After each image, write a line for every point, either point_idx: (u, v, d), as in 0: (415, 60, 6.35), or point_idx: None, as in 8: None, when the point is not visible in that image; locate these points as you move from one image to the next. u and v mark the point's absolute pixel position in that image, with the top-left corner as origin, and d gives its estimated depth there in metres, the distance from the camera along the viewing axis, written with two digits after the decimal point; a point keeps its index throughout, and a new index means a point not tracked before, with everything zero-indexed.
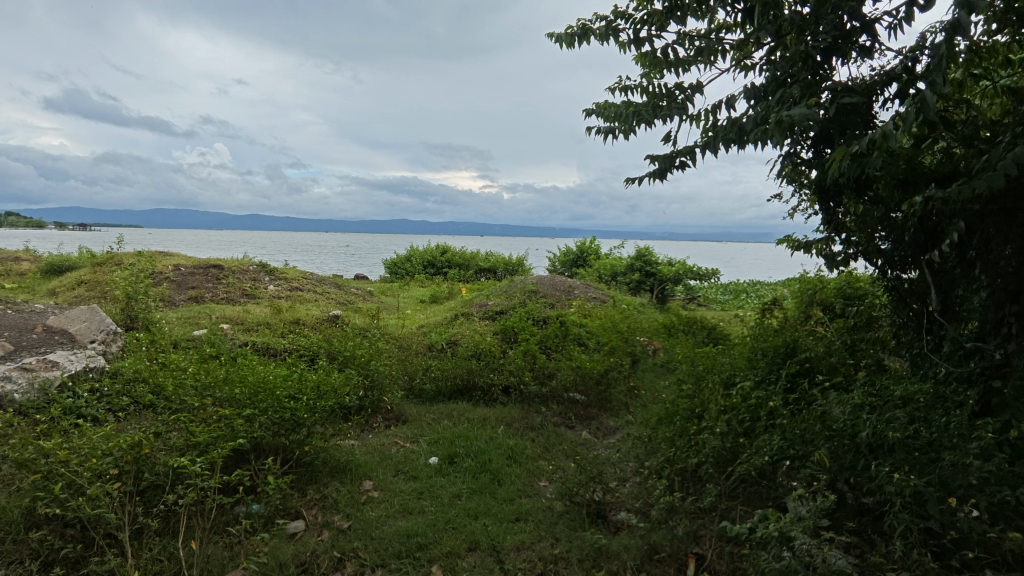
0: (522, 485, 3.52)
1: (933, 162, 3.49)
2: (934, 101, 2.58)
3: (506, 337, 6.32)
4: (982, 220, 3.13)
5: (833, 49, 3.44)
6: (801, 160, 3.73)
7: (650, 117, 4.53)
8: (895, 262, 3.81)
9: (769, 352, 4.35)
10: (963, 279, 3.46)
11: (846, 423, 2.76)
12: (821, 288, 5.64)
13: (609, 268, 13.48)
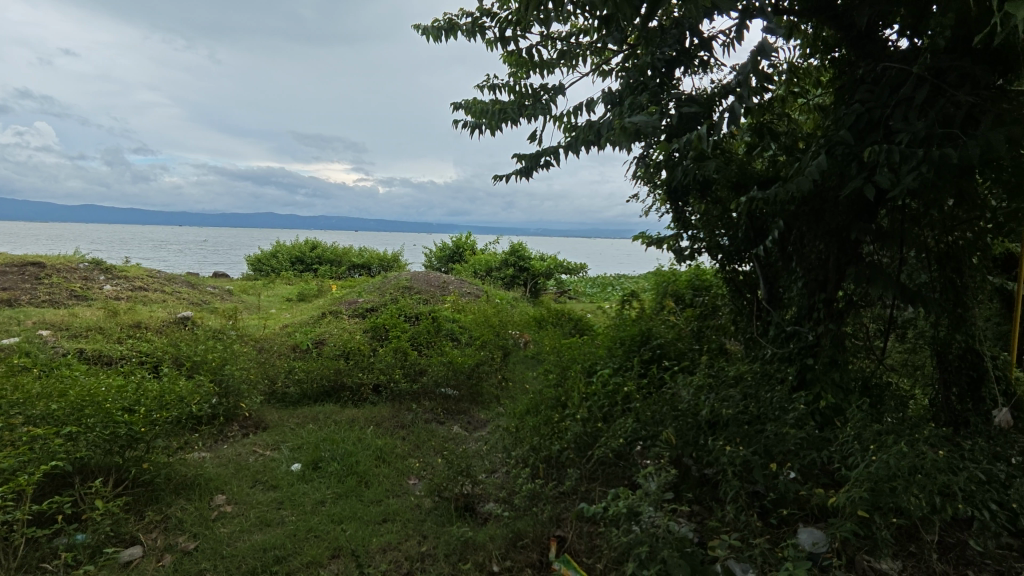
0: (390, 485, 3.45)
1: (762, 168, 3.94)
2: (744, 111, 3.28)
3: (377, 335, 6.16)
4: (796, 219, 3.59)
5: (677, 61, 3.76)
6: (653, 162, 4.05)
7: (516, 116, 4.65)
8: (732, 255, 4.25)
9: (627, 340, 4.65)
10: (784, 271, 3.94)
11: (689, 403, 3.05)
12: (672, 281, 6.13)
13: (484, 263, 13.67)
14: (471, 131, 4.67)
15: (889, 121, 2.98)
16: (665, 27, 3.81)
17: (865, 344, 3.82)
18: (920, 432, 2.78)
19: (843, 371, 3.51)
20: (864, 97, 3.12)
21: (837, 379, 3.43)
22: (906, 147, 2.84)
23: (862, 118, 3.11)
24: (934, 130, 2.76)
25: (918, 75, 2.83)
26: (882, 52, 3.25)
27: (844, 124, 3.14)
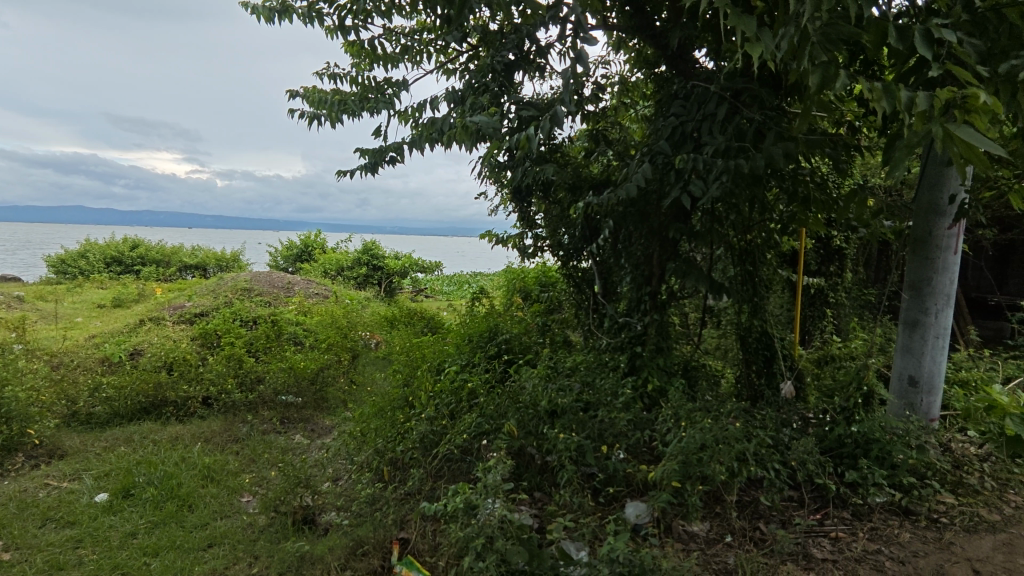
0: (218, 506, 3.15)
1: (597, 172, 4.22)
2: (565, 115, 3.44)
3: (207, 343, 5.62)
4: (625, 219, 3.91)
5: (515, 65, 3.89)
6: (498, 162, 4.15)
7: (358, 109, 4.49)
8: (571, 252, 4.51)
9: (474, 337, 4.73)
10: (616, 267, 4.25)
11: (531, 395, 3.19)
12: (520, 278, 6.36)
13: (335, 263, 13.07)
14: (309, 122, 4.43)
15: (695, 134, 3.33)
16: (505, 31, 3.93)
17: (684, 331, 4.26)
18: (724, 407, 3.17)
19: (666, 356, 3.89)
20: (678, 111, 3.47)
21: (661, 364, 3.79)
22: (711, 157, 3.21)
23: (676, 130, 3.45)
24: (732, 143, 3.13)
25: (718, 94, 3.19)
26: (692, 72, 3.64)
27: (662, 134, 3.48)
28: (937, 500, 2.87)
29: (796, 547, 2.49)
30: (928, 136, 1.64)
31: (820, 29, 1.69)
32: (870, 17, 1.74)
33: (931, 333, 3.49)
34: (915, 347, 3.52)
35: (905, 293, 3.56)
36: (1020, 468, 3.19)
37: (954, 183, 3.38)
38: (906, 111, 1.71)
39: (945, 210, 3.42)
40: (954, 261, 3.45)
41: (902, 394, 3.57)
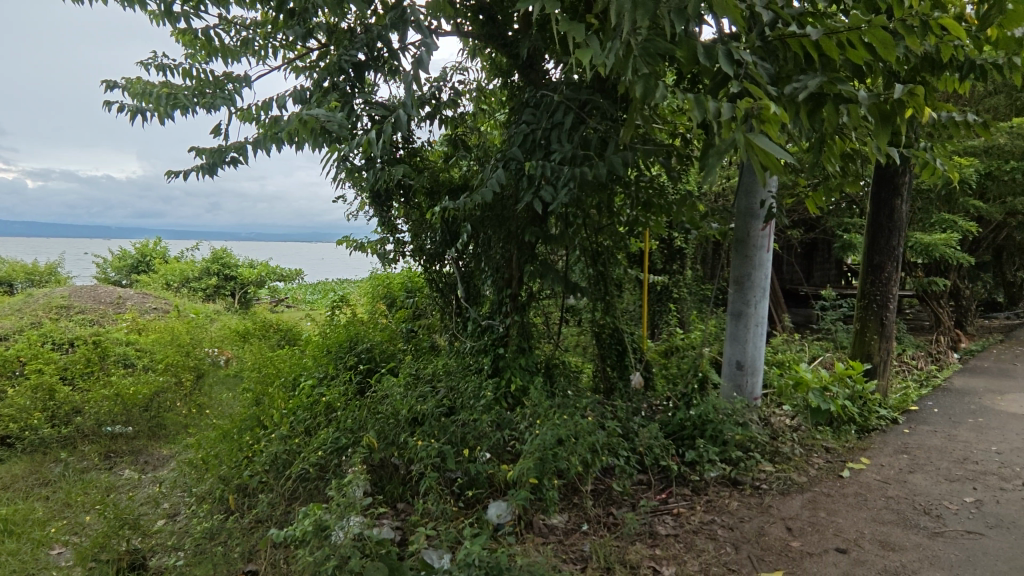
0: (19, 563, 2.68)
1: (456, 176, 4.23)
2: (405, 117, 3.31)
3: (6, 372, 4.78)
4: (483, 224, 3.95)
5: (364, 65, 3.74)
6: (353, 165, 3.97)
7: (191, 104, 4.08)
8: (433, 257, 4.46)
9: (333, 348, 4.52)
10: (477, 271, 4.28)
11: (392, 405, 3.11)
12: (385, 284, 6.20)
13: (178, 273, 11.82)
14: (131, 117, 3.94)
15: (545, 141, 3.46)
16: (356, 31, 3.79)
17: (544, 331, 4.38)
18: (580, 401, 3.34)
19: (528, 356, 3.99)
20: (529, 119, 3.56)
21: (523, 364, 3.88)
22: (559, 164, 3.33)
23: (527, 137, 3.54)
24: (577, 151, 3.27)
25: (564, 104, 3.33)
26: (542, 81, 3.77)
27: (515, 141, 3.56)
28: (758, 469, 3.25)
29: (644, 527, 2.68)
30: (732, 144, 1.83)
31: (640, 43, 1.82)
32: (682, 35, 1.91)
33: (752, 322, 3.96)
34: (741, 335, 3.97)
35: (731, 287, 4.00)
36: (821, 434, 3.73)
37: (764, 190, 3.87)
38: (714, 121, 1.88)
39: (757, 213, 3.91)
40: (767, 258, 3.94)
41: (732, 378, 4.00)
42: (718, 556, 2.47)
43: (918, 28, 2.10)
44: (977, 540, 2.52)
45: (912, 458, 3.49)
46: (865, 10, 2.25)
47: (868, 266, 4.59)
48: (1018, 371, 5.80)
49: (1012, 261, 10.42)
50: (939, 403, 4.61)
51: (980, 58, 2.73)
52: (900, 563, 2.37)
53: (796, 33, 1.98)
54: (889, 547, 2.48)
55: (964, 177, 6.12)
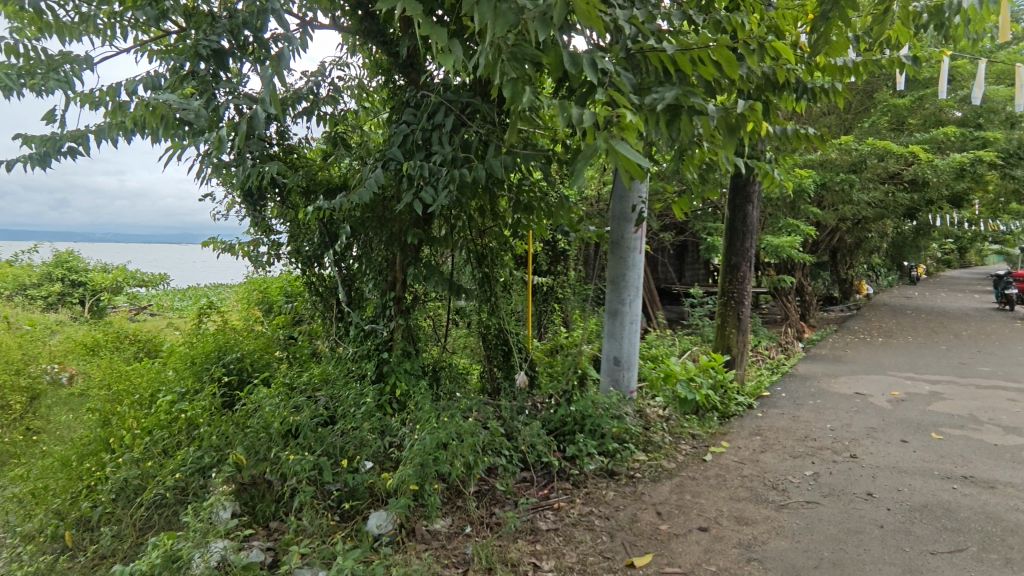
0: None
1: (336, 175, 4.04)
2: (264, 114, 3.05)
3: None
4: (363, 226, 3.81)
5: (222, 54, 3.42)
6: (220, 161, 3.65)
7: (17, 86, 3.55)
8: (311, 260, 4.21)
9: (198, 359, 4.14)
10: (359, 274, 4.11)
11: (262, 419, 2.89)
12: (261, 289, 5.80)
13: (11, 280, 10.25)
14: None
15: (425, 142, 3.42)
16: (218, 16, 3.47)
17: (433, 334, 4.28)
18: (464, 404, 3.34)
19: (413, 359, 3.91)
20: (409, 119, 3.46)
21: (407, 368, 3.78)
22: (438, 165, 3.29)
23: (407, 137, 3.43)
24: (457, 153, 3.26)
25: (444, 105, 3.30)
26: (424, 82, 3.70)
27: (394, 141, 3.45)
28: (633, 459, 3.44)
29: (525, 524, 2.73)
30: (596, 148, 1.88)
31: (507, 47, 1.85)
32: (549, 41, 1.96)
33: (628, 319, 4.18)
34: (617, 332, 4.17)
35: (607, 287, 4.20)
36: (688, 422, 4.04)
37: (635, 195, 4.11)
38: (577, 126, 1.95)
39: (630, 217, 4.14)
40: (639, 259, 4.18)
41: (610, 373, 4.20)
42: (595, 546, 2.57)
43: (757, 51, 2.32)
44: (814, 509, 2.84)
45: (764, 439, 3.88)
46: (713, 32, 2.47)
47: (726, 267, 5.02)
48: (848, 356, 6.65)
49: (845, 260, 11.95)
50: (786, 388, 5.17)
51: (810, 82, 3.09)
52: (751, 535, 2.61)
53: (653, 47, 2.11)
54: (742, 522, 2.73)
55: (803, 187, 6.92)
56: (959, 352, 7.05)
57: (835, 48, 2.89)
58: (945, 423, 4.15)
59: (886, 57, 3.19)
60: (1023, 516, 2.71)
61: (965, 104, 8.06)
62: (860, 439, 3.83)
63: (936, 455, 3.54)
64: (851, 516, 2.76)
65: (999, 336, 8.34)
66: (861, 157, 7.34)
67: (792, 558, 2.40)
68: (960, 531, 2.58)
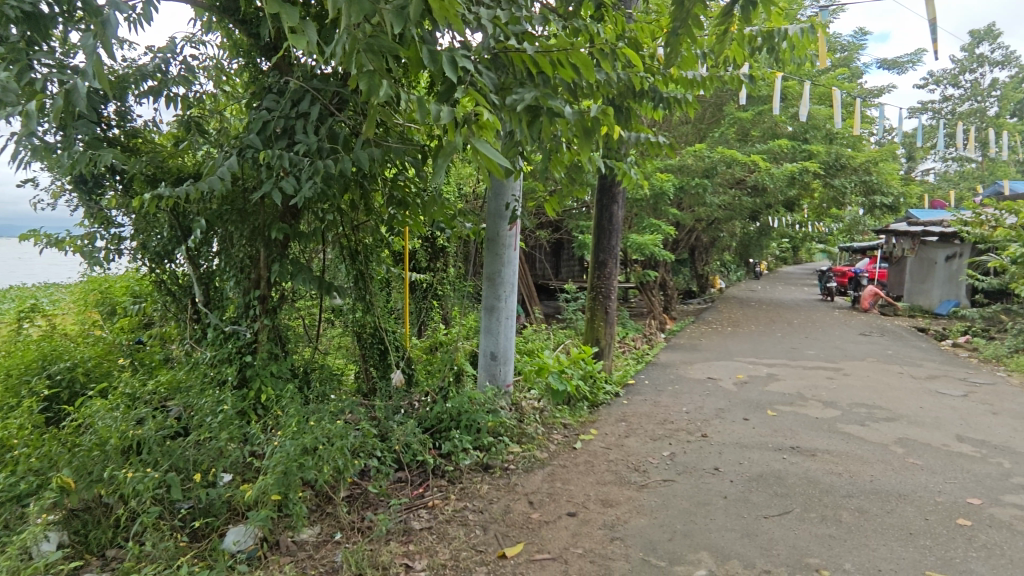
0: None
1: (190, 163, 3.65)
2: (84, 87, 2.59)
3: None
4: (220, 219, 3.48)
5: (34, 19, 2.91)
6: (43, 143, 3.16)
7: None
8: (161, 255, 3.72)
9: (16, 369, 3.58)
10: (219, 271, 3.73)
11: (95, 435, 2.55)
12: (100, 289, 5.14)
13: None
14: None
15: (287, 130, 3.20)
16: None
17: (306, 335, 3.99)
18: (336, 406, 3.20)
19: (281, 361, 3.64)
20: (270, 105, 3.20)
21: (275, 371, 3.51)
22: (302, 156, 3.10)
23: (267, 125, 3.18)
24: (323, 144, 3.10)
25: (310, 93, 3.11)
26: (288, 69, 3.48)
27: (252, 127, 3.19)
28: (507, 452, 3.52)
29: (397, 525, 2.68)
30: (459, 146, 1.88)
31: (362, 38, 1.79)
32: (407, 35, 1.93)
33: (503, 315, 4.25)
34: (494, 328, 4.23)
35: (483, 284, 4.24)
36: (560, 413, 4.22)
37: (509, 193, 4.19)
38: (437, 122, 1.94)
39: (504, 214, 4.21)
40: (514, 256, 4.27)
41: (487, 368, 4.24)
42: (467, 540, 2.59)
43: (611, 58, 2.46)
44: (669, 485, 3.09)
45: (628, 425, 4.16)
46: (573, 38, 2.56)
47: (595, 264, 5.29)
48: (702, 345, 7.32)
49: (701, 257, 13.12)
50: (649, 376, 5.57)
51: (666, 92, 3.33)
52: (614, 515, 2.78)
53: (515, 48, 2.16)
54: (607, 504, 2.89)
55: (663, 190, 7.46)
56: (791, 338, 8.04)
57: (686, 63, 3.13)
58: (778, 401, 4.71)
59: (728, 73, 3.52)
60: (836, 478, 3.14)
61: (795, 119, 9.12)
62: (710, 419, 4.23)
63: (770, 429, 4.00)
64: (701, 489, 3.04)
65: (822, 324, 9.63)
66: (712, 164, 8.04)
67: (649, 533, 2.58)
68: (787, 496, 2.93)
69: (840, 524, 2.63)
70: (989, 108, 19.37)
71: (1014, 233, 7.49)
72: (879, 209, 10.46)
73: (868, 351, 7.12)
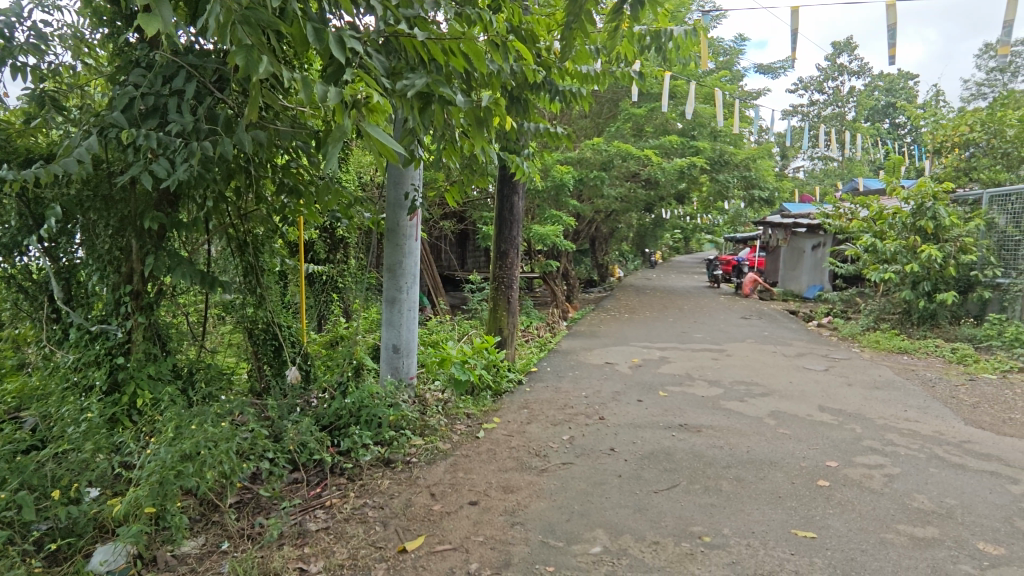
0: None
1: (43, 143, 3.23)
2: None
3: None
4: (80, 206, 3.08)
5: None
6: None
7: None
8: (10, 247, 3.20)
9: None
10: (82, 264, 3.31)
11: None
12: None
13: None
14: None
15: (159, 109, 2.91)
16: None
17: (190, 333, 3.66)
18: (223, 408, 2.99)
19: (160, 362, 3.30)
20: (137, 80, 2.88)
21: (153, 373, 3.19)
22: (176, 138, 2.83)
23: (135, 103, 2.86)
24: (200, 124, 2.84)
25: (184, 69, 2.81)
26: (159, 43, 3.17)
27: (117, 103, 2.85)
28: (409, 445, 3.48)
29: (291, 529, 2.57)
30: (349, 130, 1.81)
31: (237, 10, 1.67)
32: (289, 10, 1.82)
33: (405, 307, 4.16)
34: (395, 320, 4.13)
35: (384, 275, 4.13)
36: (464, 403, 4.24)
37: (409, 181, 4.10)
38: (320, 105, 1.84)
39: (404, 203, 4.11)
40: (415, 246, 4.19)
41: (389, 361, 4.14)
42: (367, 538, 2.53)
43: (501, 49, 2.47)
44: (568, 468, 3.20)
45: (530, 411, 4.25)
46: (465, 24, 2.54)
47: (497, 254, 5.32)
48: (601, 331, 7.62)
49: (601, 248, 13.64)
50: (551, 363, 5.71)
51: (561, 85, 3.40)
52: (515, 501, 2.83)
53: (405, 32, 2.10)
54: (508, 490, 2.94)
55: (563, 181, 7.66)
56: (681, 323, 8.58)
57: (580, 57, 3.22)
58: (669, 382, 5.01)
59: (620, 69, 3.67)
60: (717, 451, 3.40)
61: (684, 118, 9.70)
62: (607, 402, 4.42)
63: (661, 409, 4.25)
64: (597, 469, 3.17)
65: (709, 309, 10.35)
66: (609, 157, 8.38)
67: (548, 516, 2.66)
68: (675, 470, 3.13)
69: (720, 493, 2.85)
70: (848, 113, 21.65)
71: (866, 224, 8.44)
72: (757, 203, 11.37)
73: (747, 333, 7.75)
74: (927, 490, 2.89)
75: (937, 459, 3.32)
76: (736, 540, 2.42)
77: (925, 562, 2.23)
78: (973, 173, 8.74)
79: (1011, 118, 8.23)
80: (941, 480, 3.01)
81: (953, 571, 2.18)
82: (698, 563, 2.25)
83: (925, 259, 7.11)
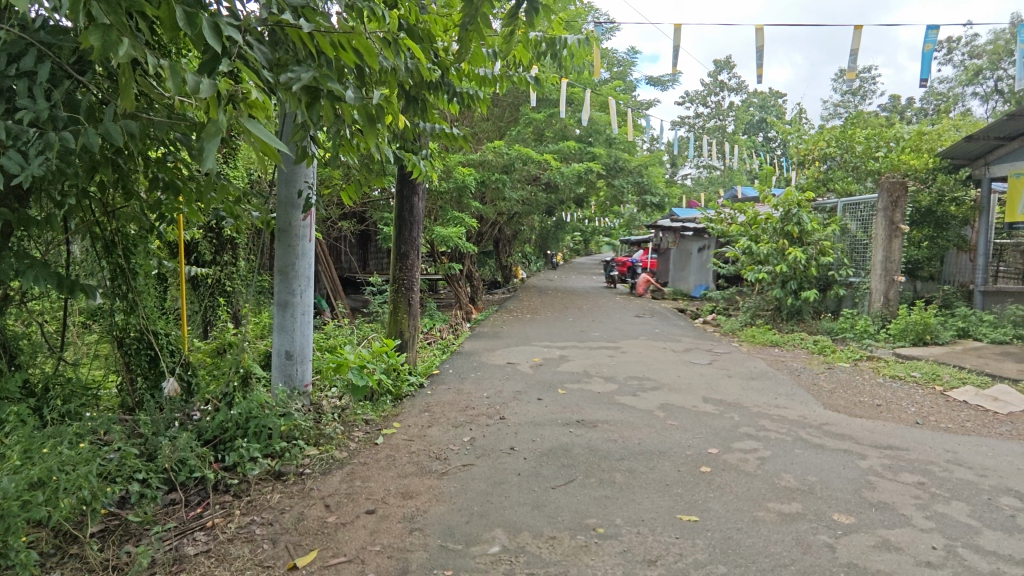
0: None
1: None
2: None
3: None
4: None
5: None
6: None
7: None
8: None
9: None
10: None
11: None
12: None
13: None
14: None
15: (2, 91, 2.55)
16: None
17: (46, 346, 3.24)
18: (84, 428, 2.69)
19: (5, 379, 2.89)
20: None
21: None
22: (25, 126, 2.49)
23: None
24: (56, 112, 2.52)
25: (34, 48, 2.49)
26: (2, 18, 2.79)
27: None
28: (303, 456, 3.33)
29: (165, 555, 2.37)
30: (226, 125, 1.74)
31: None
32: None
33: (298, 311, 3.96)
34: (288, 325, 3.92)
35: (275, 277, 3.91)
36: (362, 409, 4.13)
37: (302, 178, 3.91)
38: (191, 95, 1.70)
39: (296, 202, 3.92)
40: (309, 247, 4.00)
41: (281, 368, 3.92)
42: (253, 558, 2.37)
43: (393, 46, 2.39)
44: (468, 469, 3.20)
45: (432, 414, 4.20)
46: (357, 17, 2.44)
47: (397, 255, 5.21)
48: (504, 332, 7.71)
49: (505, 249, 13.80)
50: (453, 365, 5.70)
51: (459, 87, 3.37)
52: (414, 507, 2.78)
53: (288, 22, 1.99)
54: (407, 496, 2.89)
55: (465, 183, 7.65)
56: (580, 322, 8.88)
57: (477, 60, 3.20)
58: (568, 380, 5.16)
59: (516, 74, 3.70)
60: (612, 444, 3.55)
61: (581, 124, 10.03)
62: (508, 402, 4.48)
63: (560, 406, 4.37)
64: (497, 469, 3.19)
65: (606, 308, 10.80)
66: (510, 160, 8.52)
67: (447, 519, 2.64)
68: (571, 465, 3.23)
69: (613, 485, 2.97)
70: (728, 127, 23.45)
71: (743, 229, 9.19)
72: (649, 208, 12.03)
73: (641, 330, 8.17)
74: (793, 469, 3.19)
75: (800, 440, 3.68)
76: (628, 529, 2.53)
77: (790, 536, 2.46)
78: (830, 184, 9.79)
79: (859, 136, 9.31)
80: (804, 460, 3.34)
81: (812, 541, 2.42)
82: (592, 554, 2.33)
83: (792, 260, 7.86)
